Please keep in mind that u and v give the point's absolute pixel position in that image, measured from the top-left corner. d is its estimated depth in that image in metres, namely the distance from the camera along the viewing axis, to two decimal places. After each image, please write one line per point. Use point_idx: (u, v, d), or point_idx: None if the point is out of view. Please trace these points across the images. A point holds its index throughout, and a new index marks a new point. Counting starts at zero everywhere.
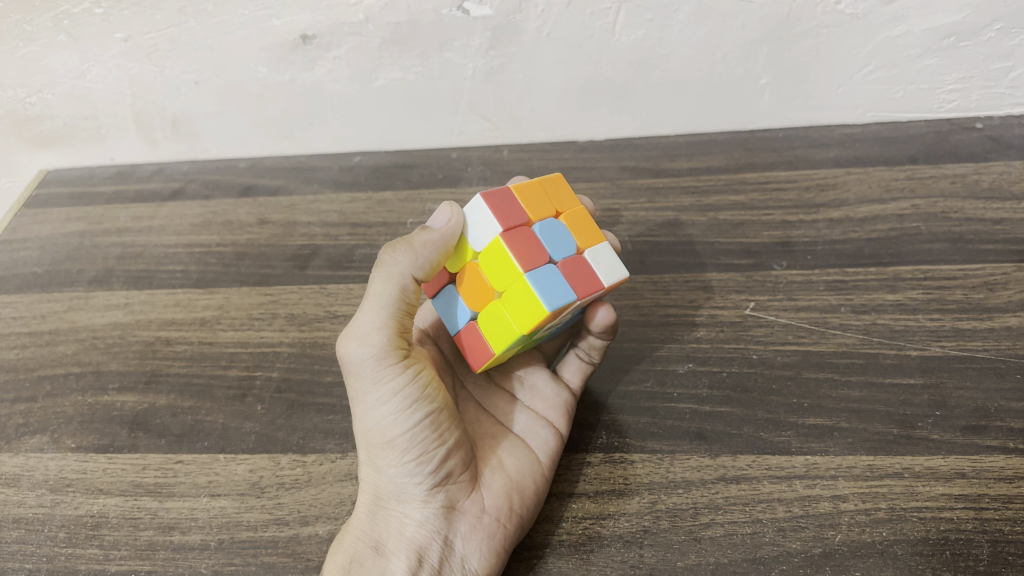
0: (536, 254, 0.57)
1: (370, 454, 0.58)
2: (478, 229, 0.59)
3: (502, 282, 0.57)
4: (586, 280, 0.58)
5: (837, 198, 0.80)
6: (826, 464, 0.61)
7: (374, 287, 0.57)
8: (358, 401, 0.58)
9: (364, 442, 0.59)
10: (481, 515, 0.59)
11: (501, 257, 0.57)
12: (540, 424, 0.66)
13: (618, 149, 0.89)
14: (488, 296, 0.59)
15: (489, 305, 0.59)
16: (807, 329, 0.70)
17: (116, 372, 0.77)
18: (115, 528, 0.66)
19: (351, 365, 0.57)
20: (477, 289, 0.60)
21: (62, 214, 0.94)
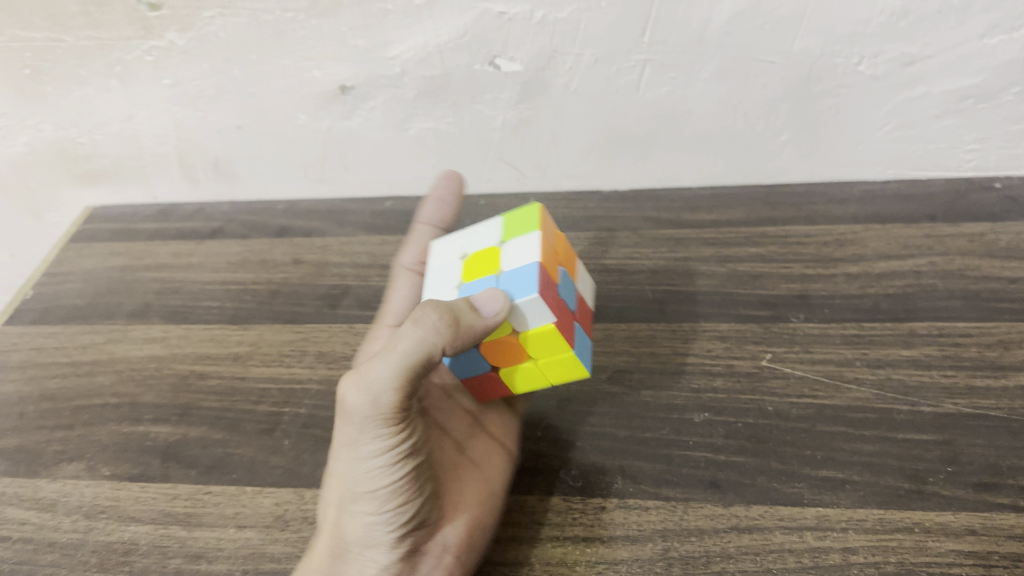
0: (569, 324, 0.63)
1: (345, 498, 0.61)
2: (529, 319, 0.60)
3: (541, 355, 0.63)
4: (581, 319, 0.68)
5: (855, 253, 0.82)
6: (838, 516, 0.63)
7: (402, 346, 0.55)
8: (347, 448, 0.59)
9: (342, 486, 0.61)
10: (443, 553, 0.64)
11: (552, 340, 0.61)
12: (496, 452, 0.73)
13: (640, 200, 0.94)
14: (518, 360, 0.64)
15: (516, 364, 0.65)
16: (823, 382, 0.71)
17: (151, 404, 0.80)
18: (144, 555, 0.68)
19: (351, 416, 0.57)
20: (509, 356, 0.64)
21: (106, 249, 1.00)
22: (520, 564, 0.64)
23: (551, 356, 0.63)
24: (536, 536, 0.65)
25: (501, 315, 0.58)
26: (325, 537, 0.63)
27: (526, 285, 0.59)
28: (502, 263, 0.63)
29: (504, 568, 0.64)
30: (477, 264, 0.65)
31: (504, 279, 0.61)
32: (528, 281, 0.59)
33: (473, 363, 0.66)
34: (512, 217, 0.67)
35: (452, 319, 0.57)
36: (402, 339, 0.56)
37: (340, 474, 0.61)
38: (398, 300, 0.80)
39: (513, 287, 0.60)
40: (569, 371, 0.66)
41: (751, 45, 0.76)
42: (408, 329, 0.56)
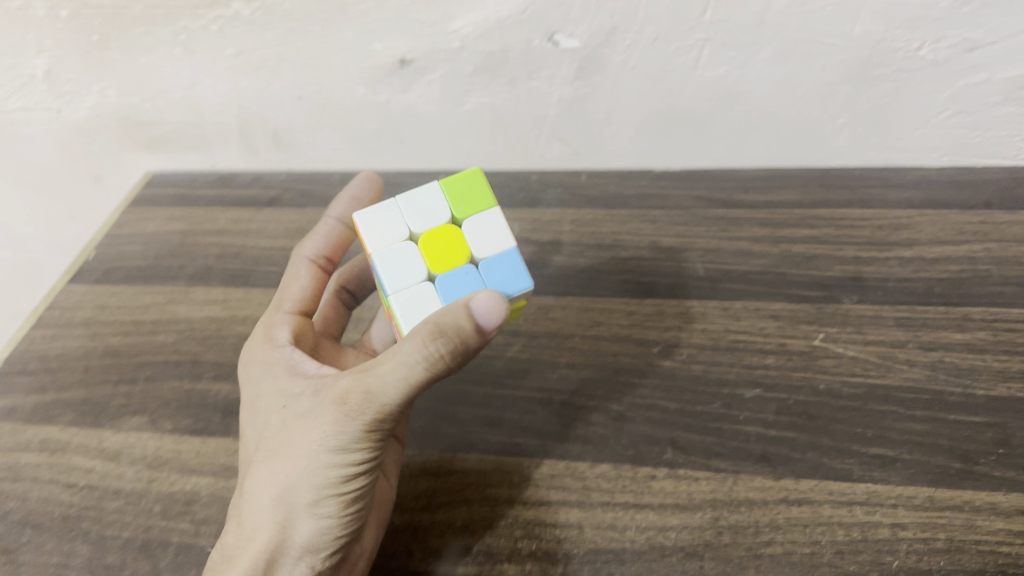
0: None
1: (303, 503, 0.60)
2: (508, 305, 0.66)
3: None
4: None
5: (909, 238, 0.82)
6: (887, 493, 0.63)
7: (416, 373, 0.54)
8: (328, 456, 0.59)
9: (303, 490, 0.60)
10: (359, 557, 0.66)
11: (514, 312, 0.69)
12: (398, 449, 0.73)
13: (692, 180, 0.92)
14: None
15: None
16: (875, 363, 0.72)
17: (212, 362, 0.82)
18: (207, 505, 0.70)
19: (351, 427, 0.57)
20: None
21: (165, 214, 1.02)
22: (571, 527, 0.65)
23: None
24: (587, 500, 0.66)
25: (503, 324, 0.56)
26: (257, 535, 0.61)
27: (511, 279, 0.65)
28: (470, 247, 0.67)
29: (554, 530, 0.66)
30: (441, 248, 0.67)
31: (483, 270, 0.66)
32: (512, 275, 0.65)
33: None
34: (454, 190, 0.69)
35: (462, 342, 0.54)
36: (416, 364, 0.54)
37: (303, 479, 0.60)
38: (296, 287, 0.79)
39: (500, 279, 0.65)
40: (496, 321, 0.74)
41: (811, 27, 0.77)
42: (420, 354, 0.54)
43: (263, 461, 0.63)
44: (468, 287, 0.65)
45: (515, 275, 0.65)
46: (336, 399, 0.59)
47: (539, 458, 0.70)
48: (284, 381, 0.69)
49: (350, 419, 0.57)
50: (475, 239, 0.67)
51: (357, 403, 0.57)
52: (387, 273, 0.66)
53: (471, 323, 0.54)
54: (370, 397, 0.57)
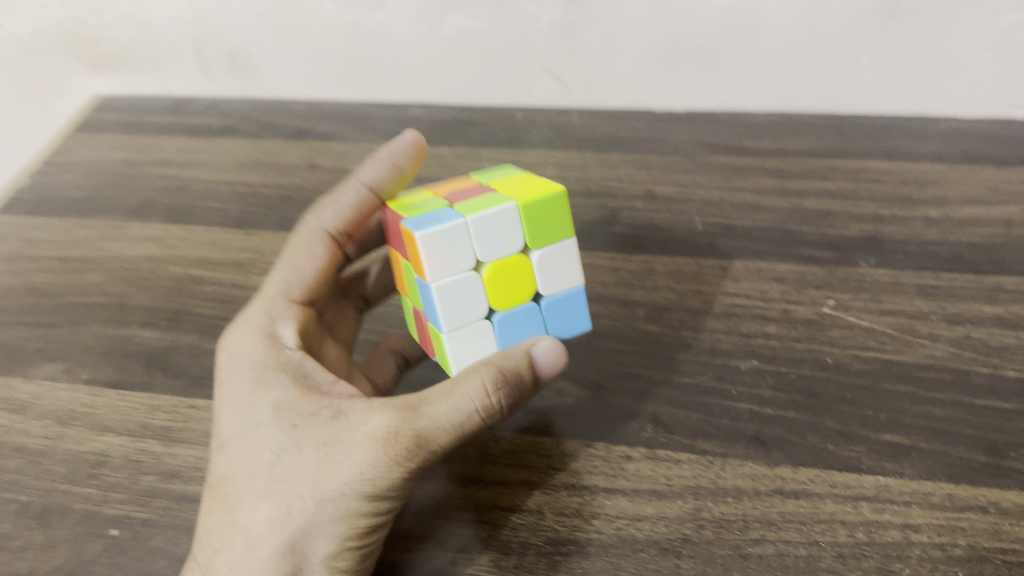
0: None
1: (318, 556, 0.49)
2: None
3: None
4: None
5: (936, 195, 0.72)
6: (900, 487, 0.54)
7: (474, 422, 0.48)
8: (358, 504, 0.48)
9: (321, 540, 0.49)
10: None
11: None
12: None
13: (697, 124, 0.83)
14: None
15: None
16: (891, 336, 0.62)
17: (141, 307, 0.73)
18: (116, 470, 0.61)
19: (397, 475, 0.48)
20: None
21: (110, 142, 0.93)
22: (530, 512, 0.56)
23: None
24: (550, 482, 0.57)
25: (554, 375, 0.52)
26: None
27: (574, 323, 0.56)
28: (538, 283, 0.54)
29: (510, 515, 0.56)
30: (509, 286, 0.53)
31: (548, 312, 0.55)
32: (575, 317, 0.56)
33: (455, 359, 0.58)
34: (541, 217, 0.52)
35: (521, 389, 0.50)
36: (481, 409, 0.48)
37: (323, 528, 0.49)
38: (307, 266, 0.65)
39: (563, 324, 0.56)
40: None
41: None
42: (483, 402, 0.48)
43: (255, 494, 0.51)
44: (529, 329, 0.55)
45: (577, 316, 0.56)
46: (370, 435, 0.48)
47: (500, 430, 0.61)
48: (279, 391, 0.54)
49: (395, 466, 0.48)
50: (549, 277, 0.54)
51: (407, 448, 0.47)
52: (446, 314, 0.52)
53: (532, 372, 0.50)
54: (421, 441, 0.48)
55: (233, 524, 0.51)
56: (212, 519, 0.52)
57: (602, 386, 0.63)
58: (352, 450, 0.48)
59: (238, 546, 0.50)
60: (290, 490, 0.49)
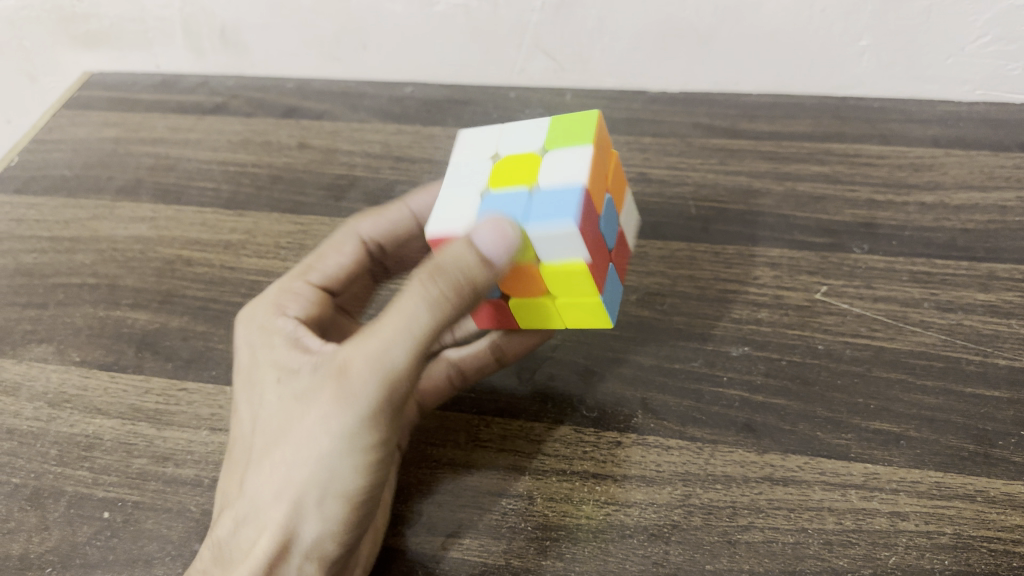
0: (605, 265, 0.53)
1: (307, 496, 0.48)
2: (543, 246, 0.49)
3: (566, 295, 0.54)
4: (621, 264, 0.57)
5: (932, 179, 0.72)
6: (888, 475, 0.54)
7: (422, 320, 0.46)
8: (333, 432, 0.47)
9: (306, 478, 0.48)
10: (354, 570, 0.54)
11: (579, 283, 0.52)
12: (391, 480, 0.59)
13: (692, 104, 0.83)
14: (541, 293, 0.54)
15: (537, 300, 0.55)
16: (883, 322, 0.62)
17: (132, 288, 0.73)
18: (108, 452, 0.61)
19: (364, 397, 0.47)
20: (525, 287, 0.54)
21: (100, 119, 0.92)
22: (520, 497, 0.56)
23: (574, 297, 0.54)
24: (540, 468, 0.57)
25: (513, 259, 0.48)
26: (253, 548, 0.49)
27: (556, 213, 0.48)
28: (539, 177, 0.52)
29: (500, 500, 0.56)
30: (511, 172, 0.54)
31: (534, 198, 0.51)
32: (562, 207, 0.49)
33: None
34: (565, 126, 0.55)
35: (465, 276, 0.46)
36: (424, 304, 0.46)
37: (306, 466, 0.48)
38: (334, 261, 0.63)
39: (544, 212, 0.49)
40: (592, 310, 0.55)
41: None
42: (423, 296, 0.46)
43: (256, 451, 0.52)
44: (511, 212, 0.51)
45: (564, 207, 0.49)
46: (341, 366, 0.49)
47: (490, 416, 0.61)
48: (276, 348, 0.55)
49: (360, 388, 0.47)
50: (549, 169, 0.52)
51: (365, 372, 0.47)
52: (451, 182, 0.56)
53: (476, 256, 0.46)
54: (378, 356, 0.47)
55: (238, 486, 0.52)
56: (228, 480, 0.54)
57: (592, 370, 0.62)
58: (325, 389, 0.49)
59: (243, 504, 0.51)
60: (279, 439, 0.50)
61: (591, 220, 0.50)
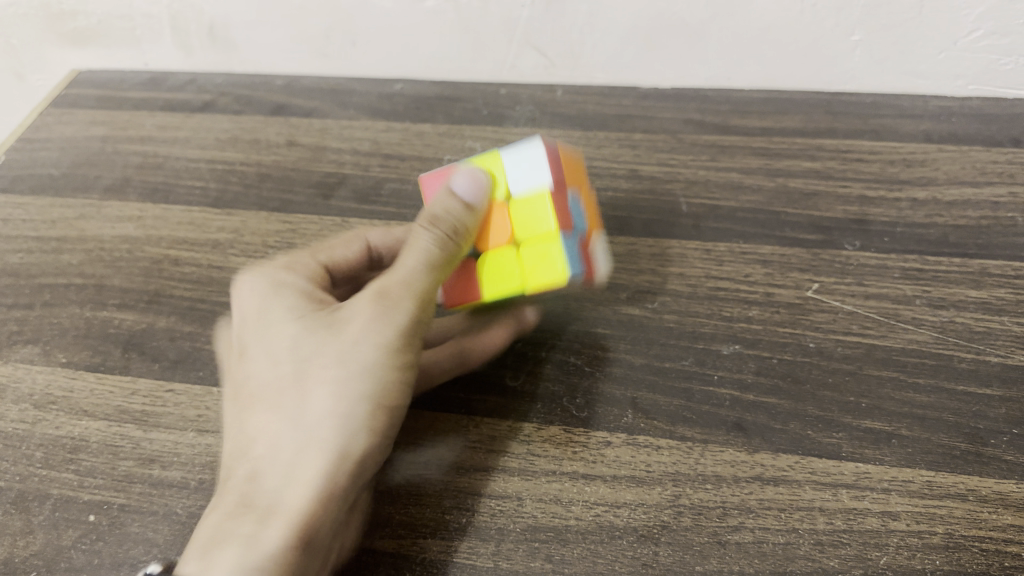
0: (570, 218, 0.56)
1: (355, 408, 0.50)
2: (517, 164, 0.56)
3: (529, 241, 0.56)
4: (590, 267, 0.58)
5: (924, 175, 0.72)
6: (879, 475, 0.54)
7: (433, 249, 0.53)
8: (380, 347, 0.50)
9: (355, 390, 0.50)
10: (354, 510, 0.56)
11: (540, 215, 0.55)
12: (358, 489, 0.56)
13: (684, 100, 0.82)
14: (508, 240, 0.57)
15: (502, 251, 0.57)
16: (875, 320, 0.62)
17: (119, 288, 0.72)
18: (94, 455, 0.61)
19: (399, 314, 0.51)
20: (494, 228, 0.57)
21: (87, 117, 0.91)
22: (508, 498, 0.56)
23: (536, 242, 0.56)
24: (529, 468, 0.57)
25: (491, 197, 0.57)
26: (304, 478, 0.49)
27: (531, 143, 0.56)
28: None
29: (489, 501, 0.56)
30: None
31: None
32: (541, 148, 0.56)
33: None
34: None
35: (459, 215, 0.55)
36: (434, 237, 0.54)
37: (354, 380, 0.50)
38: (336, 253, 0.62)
39: None
40: (550, 267, 0.55)
41: None
42: (429, 234, 0.54)
43: (278, 380, 0.52)
44: None
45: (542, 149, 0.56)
46: (371, 293, 0.52)
47: (479, 416, 0.60)
48: (280, 297, 0.56)
49: (397, 308, 0.51)
50: None
51: (400, 292, 0.52)
52: None
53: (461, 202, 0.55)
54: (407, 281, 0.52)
55: (262, 431, 0.51)
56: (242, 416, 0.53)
57: (581, 369, 0.62)
58: (353, 313, 0.52)
59: (276, 446, 0.50)
60: (307, 369, 0.51)
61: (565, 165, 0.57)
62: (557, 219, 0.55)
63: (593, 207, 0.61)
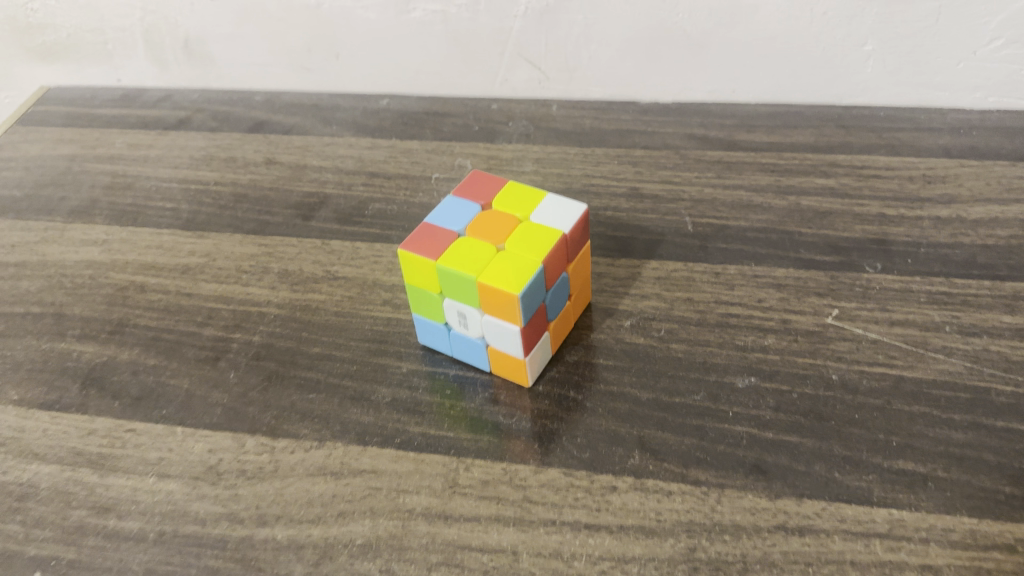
0: (556, 268, 0.54)
1: None
2: (549, 205, 0.57)
3: (516, 250, 0.54)
4: (530, 338, 0.54)
5: (946, 192, 0.67)
6: (916, 523, 0.48)
7: None
8: None
9: None
10: None
11: (542, 242, 0.54)
12: None
13: (686, 114, 0.78)
14: (498, 242, 0.55)
15: (485, 246, 0.54)
16: (902, 349, 0.57)
17: (79, 317, 0.66)
18: (43, 503, 0.55)
19: None
20: (496, 229, 0.56)
21: (54, 135, 0.85)
22: (504, 552, 0.49)
23: (523, 253, 0.53)
24: (526, 517, 0.50)
25: (516, 219, 0.56)
26: None
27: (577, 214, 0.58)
28: None
29: (481, 556, 0.49)
30: None
31: None
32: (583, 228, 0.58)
33: (450, 215, 0.57)
34: None
35: None
36: None
37: None
38: None
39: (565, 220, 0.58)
40: (520, 273, 0.52)
41: None
42: None
43: None
44: None
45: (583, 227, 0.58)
46: None
47: (470, 458, 0.54)
48: None
49: None
50: None
51: None
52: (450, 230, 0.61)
53: None
54: None
55: None
56: None
57: (580, 402, 0.56)
58: None
59: None
60: None
61: (579, 247, 0.57)
62: (555, 248, 0.53)
63: (568, 327, 0.60)
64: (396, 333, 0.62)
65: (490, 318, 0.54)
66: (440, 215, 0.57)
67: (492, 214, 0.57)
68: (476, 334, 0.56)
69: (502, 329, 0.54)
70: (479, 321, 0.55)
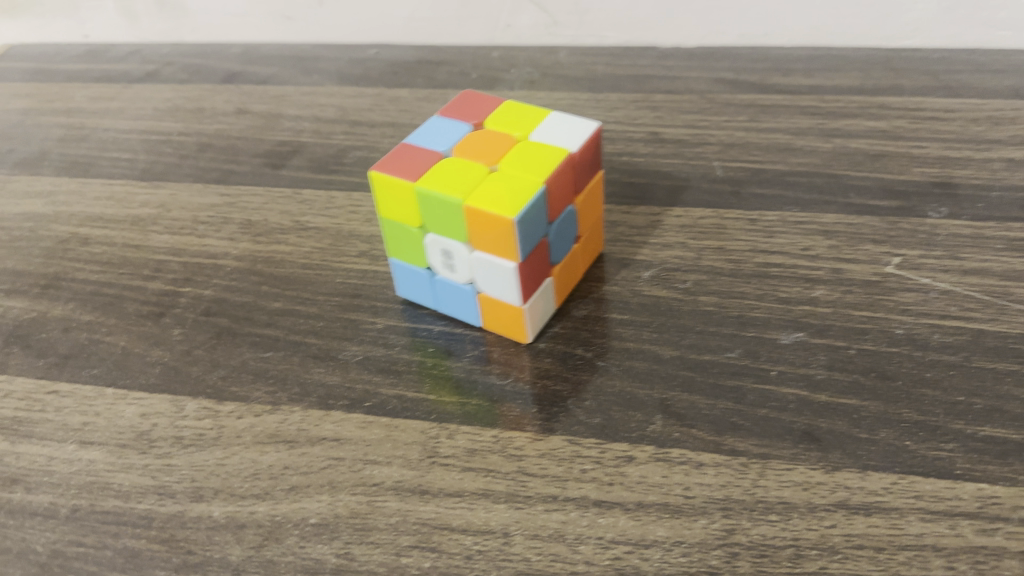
0: (561, 193, 0.45)
1: None
2: (553, 124, 0.48)
3: (512, 170, 0.45)
4: (529, 278, 0.45)
5: (1018, 134, 0.57)
6: (1013, 500, 0.38)
7: None
8: None
9: None
10: None
11: (544, 160, 0.45)
12: None
13: (712, 58, 0.69)
14: (490, 163, 0.46)
15: (475, 166, 0.45)
16: (979, 300, 0.47)
17: (10, 272, 0.57)
18: None
19: None
20: (488, 149, 0.46)
21: (10, 89, 0.77)
22: (492, 534, 0.39)
23: (521, 173, 0.44)
24: (521, 493, 0.41)
25: (514, 139, 0.47)
26: None
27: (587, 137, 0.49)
28: None
29: (463, 539, 0.39)
30: None
31: None
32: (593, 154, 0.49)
33: (436, 135, 0.48)
34: None
35: None
36: None
37: None
38: None
39: None
40: (516, 195, 0.43)
41: None
42: None
43: None
44: None
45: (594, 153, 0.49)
46: None
47: (455, 424, 0.44)
48: None
49: None
50: None
51: None
52: None
53: None
54: None
55: None
56: None
57: (592, 363, 0.47)
58: None
59: None
60: None
61: (588, 175, 0.48)
62: (559, 168, 0.44)
63: (575, 278, 0.51)
64: (373, 286, 0.53)
65: (480, 253, 0.45)
66: (424, 136, 0.48)
67: (485, 134, 0.48)
68: (464, 278, 0.47)
69: (494, 267, 0.44)
70: (467, 259, 0.45)
